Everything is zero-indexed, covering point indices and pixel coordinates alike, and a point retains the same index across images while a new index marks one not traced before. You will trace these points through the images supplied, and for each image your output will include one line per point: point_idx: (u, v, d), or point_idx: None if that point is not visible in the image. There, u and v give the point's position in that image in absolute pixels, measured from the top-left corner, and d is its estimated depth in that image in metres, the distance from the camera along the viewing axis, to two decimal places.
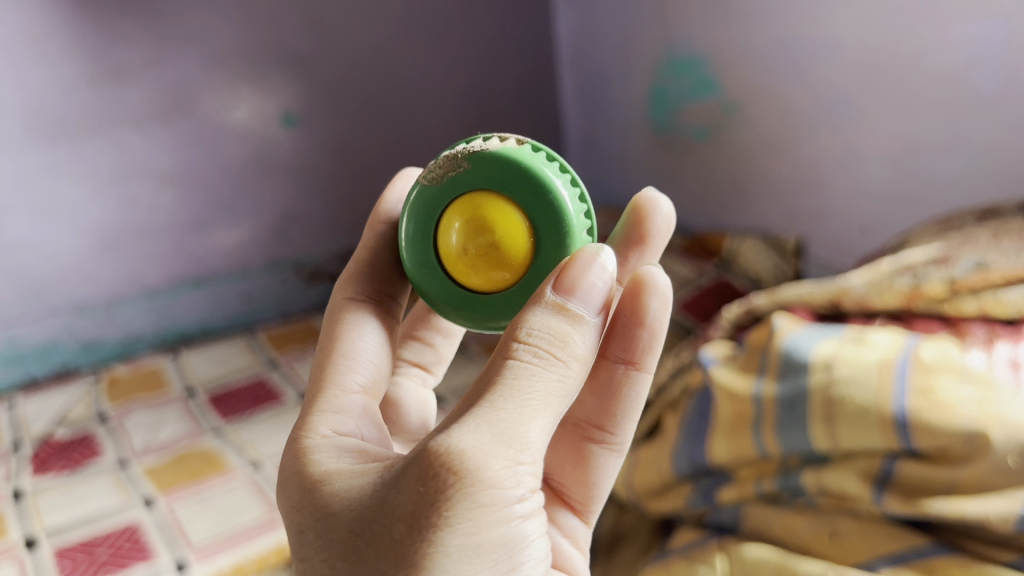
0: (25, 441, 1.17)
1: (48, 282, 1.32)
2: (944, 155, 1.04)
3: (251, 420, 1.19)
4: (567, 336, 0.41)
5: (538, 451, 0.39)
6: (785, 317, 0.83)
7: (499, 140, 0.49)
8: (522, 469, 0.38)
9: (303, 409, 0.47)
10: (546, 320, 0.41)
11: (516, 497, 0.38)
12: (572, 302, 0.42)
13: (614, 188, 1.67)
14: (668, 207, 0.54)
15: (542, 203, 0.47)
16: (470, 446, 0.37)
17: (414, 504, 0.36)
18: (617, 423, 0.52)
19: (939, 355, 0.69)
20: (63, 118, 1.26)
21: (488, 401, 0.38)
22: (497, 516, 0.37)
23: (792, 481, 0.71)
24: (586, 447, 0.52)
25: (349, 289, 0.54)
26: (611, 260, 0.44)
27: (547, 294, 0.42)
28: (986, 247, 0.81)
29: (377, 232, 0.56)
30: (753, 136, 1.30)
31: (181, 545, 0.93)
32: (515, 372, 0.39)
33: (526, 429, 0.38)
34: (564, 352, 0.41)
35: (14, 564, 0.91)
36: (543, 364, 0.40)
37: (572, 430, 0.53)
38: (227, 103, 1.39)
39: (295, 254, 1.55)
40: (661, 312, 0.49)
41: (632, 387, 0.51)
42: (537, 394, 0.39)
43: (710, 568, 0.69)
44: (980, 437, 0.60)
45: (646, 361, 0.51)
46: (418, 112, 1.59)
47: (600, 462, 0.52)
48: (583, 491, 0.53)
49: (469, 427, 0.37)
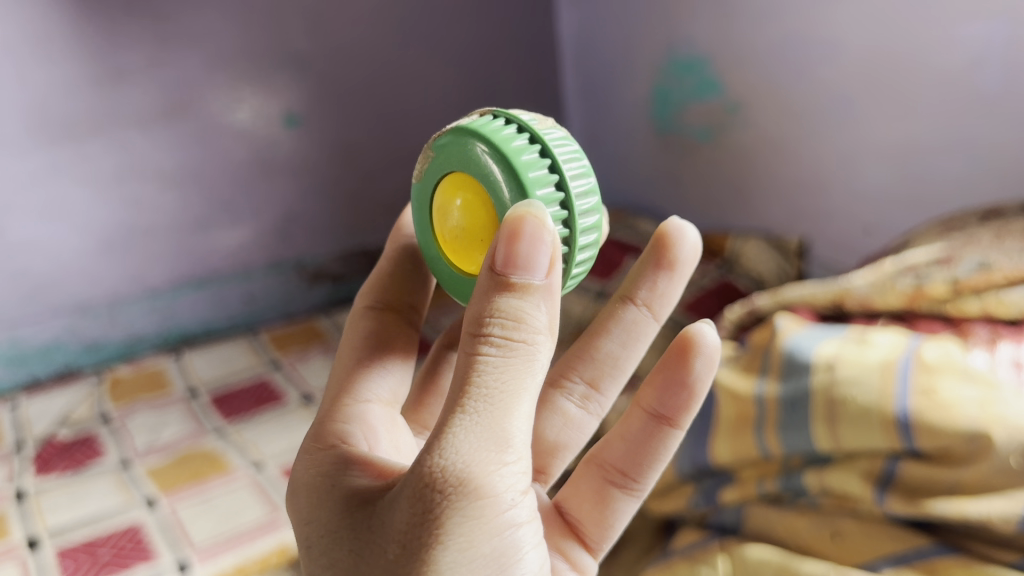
0: (28, 442, 1.17)
1: (50, 283, 1.32)
2: (946, 155, 1.04)
3: (252, 422, 1.19)
4: (526, 317, 0.38)
5: (522, 448, 0.39)
6: (788, 317, 0.83)
7: (469, 119, 0.48)
8: (510, 470, 0.38)
9: (322, 418, 0.49)
10: (498, 303, 0.38)
11: (508, 503, 0.39)
12: (516, 275, 0.38)
13: (617, 189, 1.67)
14: (696, 238, 0.61)
15: (490, 175, 0.45)
16: (455, 463, 0.37)
17: (408, 525, 0.37)
18: (642, 473, 0.56)
19: (941, 356, 0.69)
20: (65, 119, 1.26)
21: (461, 408, 0.37)
22: (490, 525, 0.38)
23: (794, 481, 0.70)
24: (608, 488, 0.56)
25: (370, 297, 0.57)
26: (540, 212, 0.39)
27: (498, 269, 0.38)
28: (988, 247, 0.81)
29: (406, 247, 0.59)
30: (756, 136, 1.29)
31: (183, 545, 0.93)
32: (484, 376, 0.37)
33: (508, 432, 0.38)
34: (522, 331, 0.37)
35: (16, 565, 0.91)
36: (507, 354, 0.37)
37: (597, 470, 0.57)
38: (231, 104, 1.39)
39: (297, 254, 1.55)
40: (705, 373, 0.55)
41: (663, 441, 0.56)
42: (510, 387, 0.37)
43: (712, 568, 0.69)
44: (982, 437, 0.60)
45: (682, 420, 0.56)
46: (419, 113, 1.59)
47: (619, 506, 0.56)
48: (598, 531, 0.55)
49: (451, 440, 0.37)
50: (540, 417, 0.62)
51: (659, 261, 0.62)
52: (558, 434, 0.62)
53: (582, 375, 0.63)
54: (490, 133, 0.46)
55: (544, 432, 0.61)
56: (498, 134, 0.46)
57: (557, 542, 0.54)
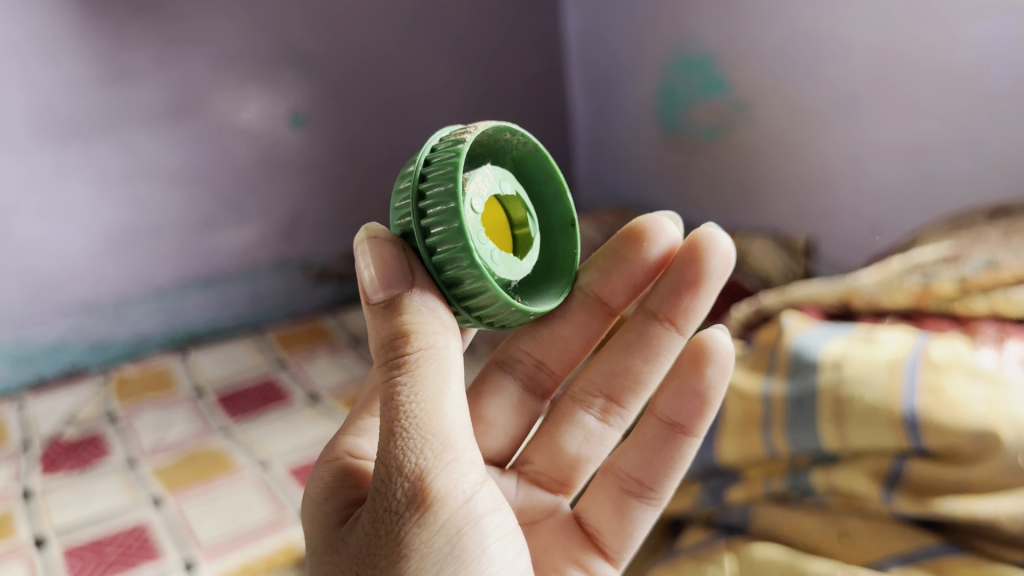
0: (34, 441, 1.17)
1: (57, 283, 1.33)
2: (953, 154, 1.03)
3: (258, 421, 1.19)
4: (418, 327, 0.42)
5: (460, 443, 0.42)
6: (795, 316, 0.82)
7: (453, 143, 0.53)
8: (454, 466, 0.42)
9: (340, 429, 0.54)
10: (393, 325, 0.42)
11: (461, 496, 0.42)
12: (392, 297, 0.43)
13: (623, 189, 1.67)
14: (729, 245, 0.59)
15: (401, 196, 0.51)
16: (400, 478, 0.40)
17: (375, 544, 0.41)
18: (660, 482, 0.59)
19: (950, 354, 0.68)
20: (72, 118, 1.26)
21: (394, 428, 0.41)
22: (449, 523, 0.42)
23: (802, 480, 0.70)
24: (627, 499, 0.60)
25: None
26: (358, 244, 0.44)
27: (373, 296, 0.43)
28: (995, 246, 0.80)
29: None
30: (763, 135, 1.29)
31: (190, 544, 0.93)
32: (409, 393, 0.41)
33: (442, 436, 0.41)
34: (423, 341, 0.42)
35: (24, 564, 0.91)
36: (419, 364, 0.42)
37: (614, 480, 0.60)
38: (237, 104, 1.39)
39: (303, 254, 1.55)
40: (718, 384, 0.58)
41: (681, 450, 0.59)
42: (432, 393, 0.41)
43: (719, 568, 0.69)
44: (990, 436, 0.60)
45: (697, 429, 0.59)
46: (425, 112, 1.59)
47: (639, 516, 0.60)
48: (619, 541, 0.59)
49: (393, 459, 0.40)
50: (561, 429, 0.64)
51: (693, 276, 0.60)
52: (580, 447, 0.64)
53: (602, 389, 0.64)
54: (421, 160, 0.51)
55: (565, 445, 0.64)
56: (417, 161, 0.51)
57: (578, 558, 0.58)
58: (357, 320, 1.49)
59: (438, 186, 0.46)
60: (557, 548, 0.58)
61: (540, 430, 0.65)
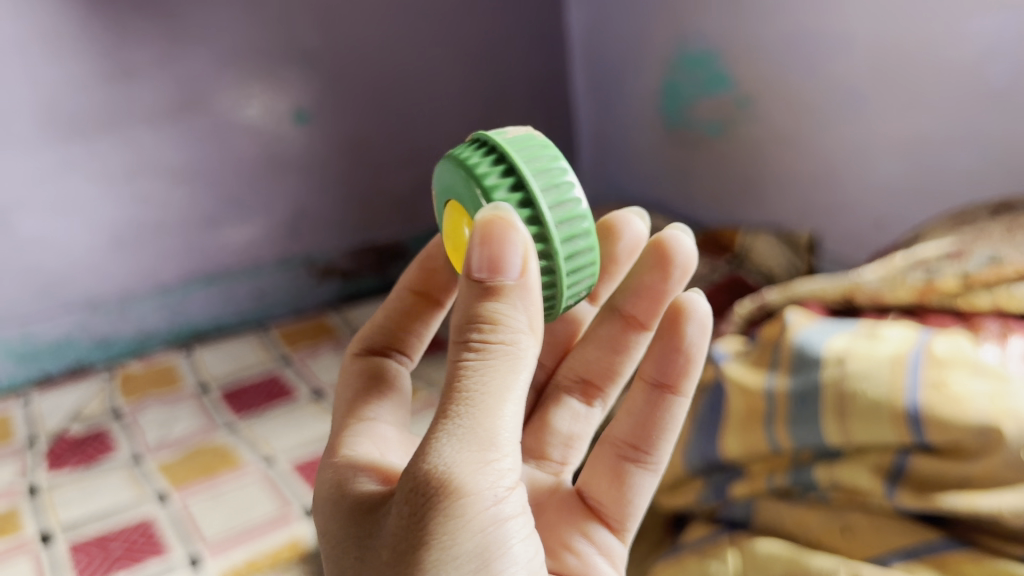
0: (40, 437, 1.18)
1: (62, 280, 1.33)
2: (956, 149, 1.03)
3: (262, 417, 1.19)
4: (503, 319, 0.41)
5: (507, 445, 0.42)
6: (798, 311, 0.82)
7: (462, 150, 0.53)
8: (494, 467, 0.41)
9: (335, 432, 0.54)
10: (480, 308, 0.42)
11: (493, 497, 0.42)
12: (494, 280, 0.41)
13: (626, 185, 1.67)
14: (692, 246, 0.61)
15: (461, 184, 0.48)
16: (437, 466, 0.40)
17: (401, 526, 0.41)
18: (654, 444, 0.59)
19: (952, 349, 0.68)
20: (77, 116, 1.27)
21: (446, 413, 0.41)
22: (476, 520, 0.41)
23: (804, 476, 0.71)
24: (622, 465, 0.59)
25: (358, 344, 0.61)
26: (495, 216, 0.42)
27: (475, 275, 0.42)
28: (999, 242, 0.80)
29: (399, 296, 0.63)
30: (767, 131, 1.29)
31: (195, 540, 0.93)
32: (465, 382, 0.41)
33: (491, 434, 0.41)
34: (502, 335, 0.41)
35: (31, 559, 0.92)
36: (487, 358, 0.41)
37: (610, 449, 0.60)
38: (240, 101, 1.39)
39: (308, 250, 1.55)
40: (699, 338, 0.58)
41: (670, 410, 0.59)
42: (489, 389, 0.41)
43: (722, 563, 0.70)
44: (993, 431, 0.60)
45: (684, 386, 0.59)
46: (429, 109, 1.59)
47: (637, 481, 0.59)
48: (619, 510, 0.58)
49: (436, 444, 0.41)
50: (549, 412, 0.65)
51: (658, 279, 0.61)
52: (570, 427, 0.65)
53: (582, 372, 0.66)
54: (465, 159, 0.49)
55: (556, 425, 0.65)
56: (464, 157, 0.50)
57: (583, 529, 0.57)
58: (360, 317, 1.49)
59: (550, 172, 0.49)
60: (559, 523, 0.58)
61: (530, 421, 0.66)
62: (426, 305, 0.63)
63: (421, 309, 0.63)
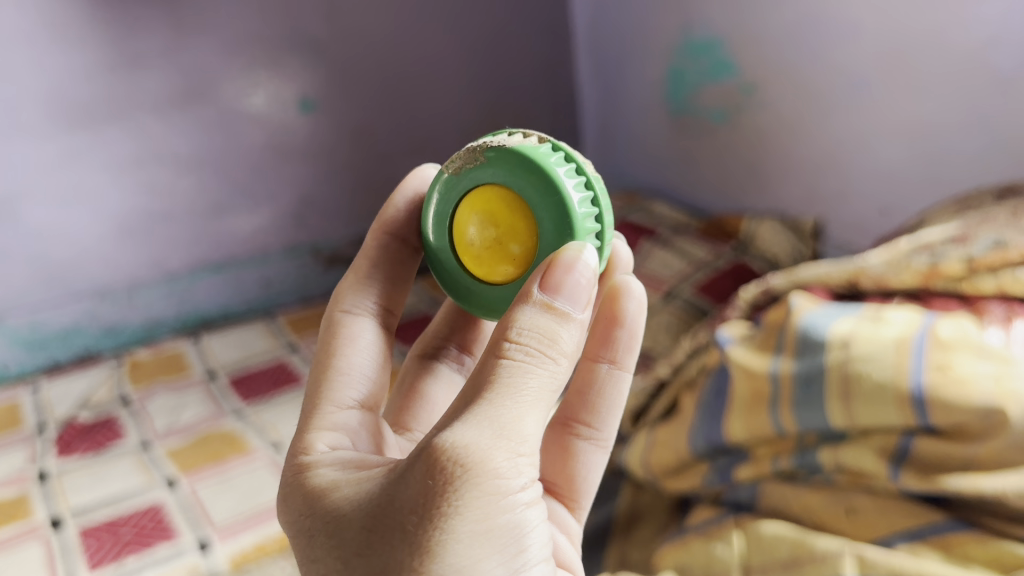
0: (49, 424, 1.19)
1: (71, 269, 1.34)
2: (962, 136, 1.03)
3: (270, 403, 1.20)
4: (556, 336, 0.43)
5: (534, 444, 0.42)
6: (803, 296, 0.82)
7: (511, 138, 0.52)
8: (525, 461, 0.41)
9: (300, 427, 0.50)
10: (536, 318, 0.43)
11: (519, 485, 0.41)
12: (558, 300, 0.44)
13: (631, 172, 1.68)
14: (628, 254, 0.63)
15: (543, 181, 0.48)
16: (476, 442, 0.40)
17: (428, 496, 0.39)
18: (600, 418, 0.57)
19: (957, 332, 0.68)
20: (85, 105, 1.27)
21: (487, 399, 0.41)
22: (502, 505, 0.40)
23: (809, 458, 0.71)
24: (571, 443, 0.57)
25: (346, 303, 0.57)
26: (593, 257, 0.46)
27: (536, 294, 0.44)
28: (1004, 225, 0.79)
29: (384, 242, 0.59)
30: (772, 117, 1.29)
31: (204, 525, 0.95)
32: (502, 369, 0.42)
33: (523, 422, 0.41)
34: (553, 349, 0.43)
35: (41, 544, 0.93)
36: (534, 361, 0.42)
37: (557, 428, 0.57)
38: (246, 89, 1.39)
39: (314, 238, 1.56)
40: (637, 315, 0.57)
41: (613, 385, 0.57)
42: (531, 387, 0.42)
43: (727, 544, 0.70)
44: (998, 414, 0.60)
45: (626, 361, 0.58)
46: (435, 97, 1.59)
47: (586, 457, 0.57)
48: (570, 486, 0.56)
49: (473, 424, 0.40)
50: None
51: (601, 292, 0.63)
52: None
53: None
54: (543, 157, 0.49)
55: None
56: (541, 154, 0.49)
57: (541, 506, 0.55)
58: None
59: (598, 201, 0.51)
60: None
61: None
62: (407, 252, 0.60)
63: (405, 256, 0.60)
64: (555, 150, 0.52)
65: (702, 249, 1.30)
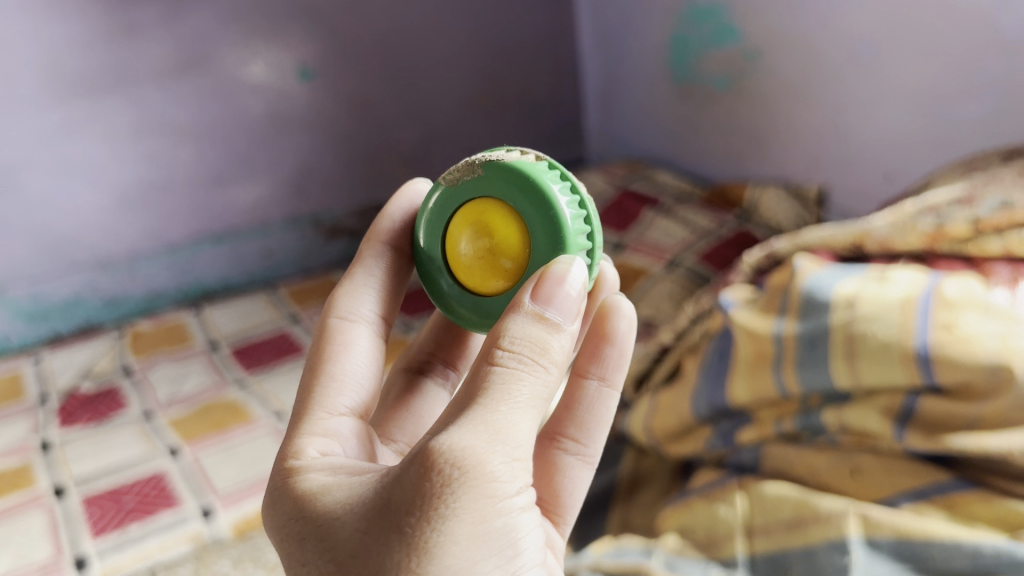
0: (51, 395, 1.19)
1: (71, 240, 1.34)
2: (968, 99, 1.02)
3: (273, 373, 1.20)
4: (548, 344, 0.42)
5: (528, 448, 0.41)
6: (807, 258, 0.81)
7: (510, 153, 0.51)
8: (519, 466, 0.40)
9: (288, 432, 0.46)
10: (527, 328, 0.42)
11: (514, 489, 0.40)
12: (549, 311, 0.43)
13: (633, 141, 1.67)
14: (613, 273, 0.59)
15: (540, 197, 0.47)
16: (472, 446, 0.38)
17: (425, 499, 0.37)
18: (588, 434, 0.56)
19: (963, 291, 0.68)
20: (84, 74, 1.26)
21: (480, 404, 0.40)
22: (498, 507, 0.39)
23: (813, 420, 0.71)
24: (558, 458, 0.55)
25: (339, 311, 0.52)
26: (584, 270, 0.45)
27: (529, 303, 0.43)
28: (1011, 186, 0.77)
29: (380, 252, 0.54)
30: (777, 83, 1.28)
31: (206, 492, 0.95)
32: (496, 375, 0.40)
33: (517, 428, 0.40)
34: (545, 358, 0.42)
35: (44, 512, 0.93)
36: (527, 369, 0.41)
37: (544, 443, 0.56)
38: (245, 59, 1.38)
39: (314, 209, 1.55)
40: (628, 334, 0.55)
41: (602, 403, 0.55)
42: (524, 393, 0.40)
43: (731, 506, 0.70)
44: (1004, 370, 0.60)
45: (615, 378, 0.56)
46: (436, 66, 1.57)
47: (574, 472, 0.55)
48: (557, 500, 0.54)
49: (468, 428, 0.39)
50: None
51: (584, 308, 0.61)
52: None
53: None
54: (542, 175, 0.48)
55: None
56: (541, 171, 0.49)
57: None
58: None
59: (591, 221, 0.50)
60: None
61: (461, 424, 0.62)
62: (402, 262, 0.56)
63: (401, 267, 0.55)
64: (552, 168, 0.51)
65: (706, 218, 1.29)
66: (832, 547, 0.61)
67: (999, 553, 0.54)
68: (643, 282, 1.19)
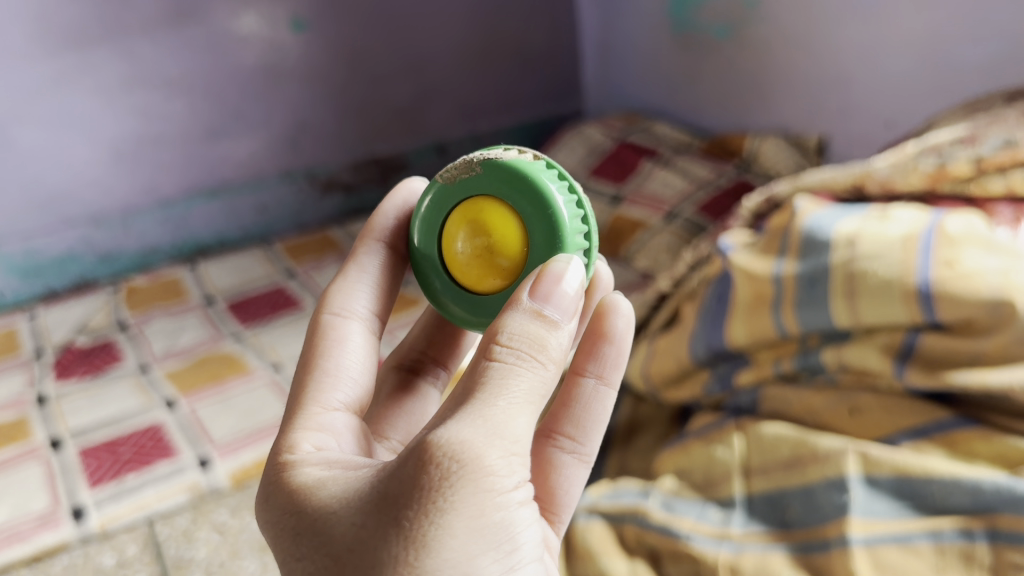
0: (46, 349, 1.18)
1: (63, 193, 1.32)
2: (971, 43, 1.00)
3: (269, 326, 1.19)
4: (547, 341, 0.40)
5: (527, 445, 0.38)
6: (806, 199, 0.80)
7: (508, 151, 0.48)
8: (519, 461, 0.38)
9: (282, 426, 0.44)
10: (524, 324, 0.39)
11: (513, 484, 0.37)
12: (547, 308, 0.40)
13: (631, 92, 1.65)
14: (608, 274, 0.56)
15: (542, 198, 0.45)
16: (471, 440, 0.36)
17: (425, 491, 0.35)
18: (585, 433, 0.51)
19: (965, 228, 0.66)
20: (72, 26, 1.24)
21: (476, 400, 0.37)
22: (497, 502, 0.37)
23: (812, 359, 0.70)
24: (553, 455, 0.50)
25: (333, 307, 0.49)
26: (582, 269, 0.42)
27: (527, 299, 0.40)
28: (1014, 125, 0.76)
29: (376, 249, 0.52)
30: (777, 30, 1.26)
31: (203, 442, 0.94)
32: (492, 370, 0.38)
33: (515, 422, 0.38)
34: (542, 354, 0.39)
35: (41, 464, 0.93)
36: (525, 364, 0.38)
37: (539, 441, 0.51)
38: (236, 9, 1.36)
39: (309, 163, 1.54)
40: (626, 333, 0.51)
41: (599, 402, 0.51)
42: (522, 386, 0.38)
43: (728, 447, 0.69)
44: (1006, 305, 0.59)
45: (613, 376, 0.51)
46: (431, 17, 1.54)
47: (569, 470, 0.50)
48: (553, 498, 0.49)
49: (466, 422, 0.37)
50: None
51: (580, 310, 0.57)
52: None
53: None
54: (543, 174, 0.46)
55: None
56: (540, 169, 0.47)
57: None
58: None
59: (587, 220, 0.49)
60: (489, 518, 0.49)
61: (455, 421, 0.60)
62: (398, 261, 0.53)
63: (396, 265, 0.53)
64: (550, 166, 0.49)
65: (705, 167, 1.27)
66: (831, 486, 0.61)
67: (999, 489, 0.54)
68: (642, 233, 1.22)
